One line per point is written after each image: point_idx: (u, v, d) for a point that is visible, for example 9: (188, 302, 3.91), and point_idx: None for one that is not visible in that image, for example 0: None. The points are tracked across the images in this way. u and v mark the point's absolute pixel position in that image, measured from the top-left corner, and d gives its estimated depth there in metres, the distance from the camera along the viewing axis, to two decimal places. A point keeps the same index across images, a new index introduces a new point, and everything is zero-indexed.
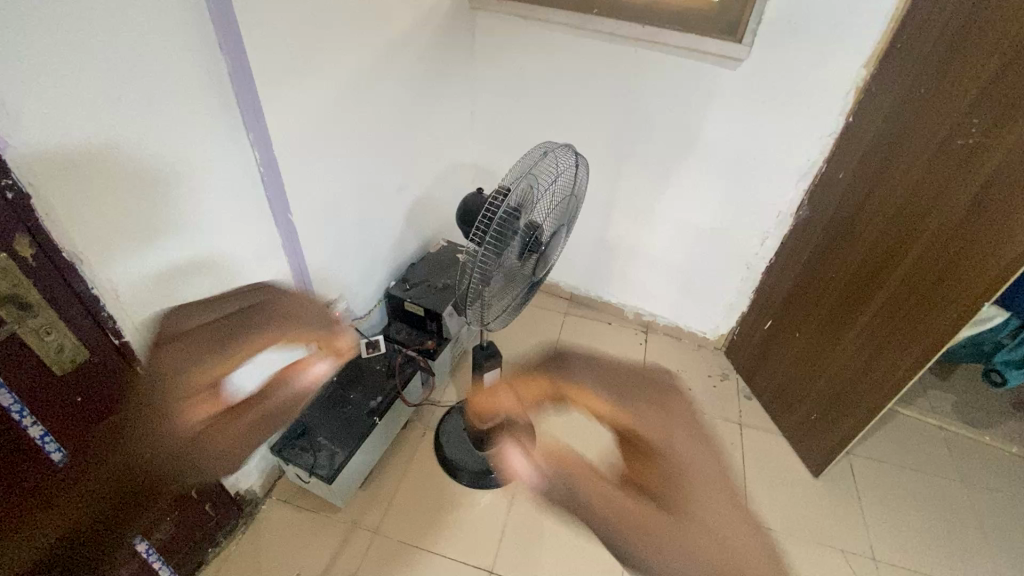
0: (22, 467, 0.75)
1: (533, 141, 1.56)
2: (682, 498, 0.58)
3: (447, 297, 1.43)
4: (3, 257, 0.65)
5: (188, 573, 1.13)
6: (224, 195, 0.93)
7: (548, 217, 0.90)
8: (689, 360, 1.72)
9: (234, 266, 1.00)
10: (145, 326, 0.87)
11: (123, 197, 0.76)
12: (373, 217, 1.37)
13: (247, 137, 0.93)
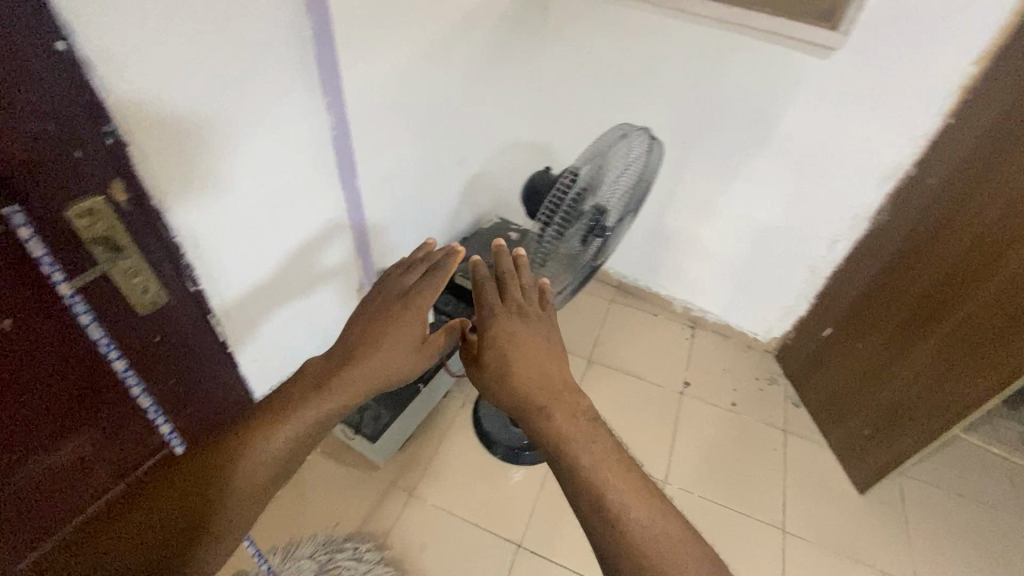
0: (103, 394, 0.82)
1: (596, 122, 1.51)
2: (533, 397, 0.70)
3: None
4: (98, 199, 0.70)
5: None
6: (299, 157, 0.96)
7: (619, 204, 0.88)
8: (736, 360, 1.67)
9: (302, 225, 1.04)
10: (219, 276, 0.91)
11: (209, 154, 0.80)
12: (432, 188, 1.37)
13: (324, 100, 0.94)
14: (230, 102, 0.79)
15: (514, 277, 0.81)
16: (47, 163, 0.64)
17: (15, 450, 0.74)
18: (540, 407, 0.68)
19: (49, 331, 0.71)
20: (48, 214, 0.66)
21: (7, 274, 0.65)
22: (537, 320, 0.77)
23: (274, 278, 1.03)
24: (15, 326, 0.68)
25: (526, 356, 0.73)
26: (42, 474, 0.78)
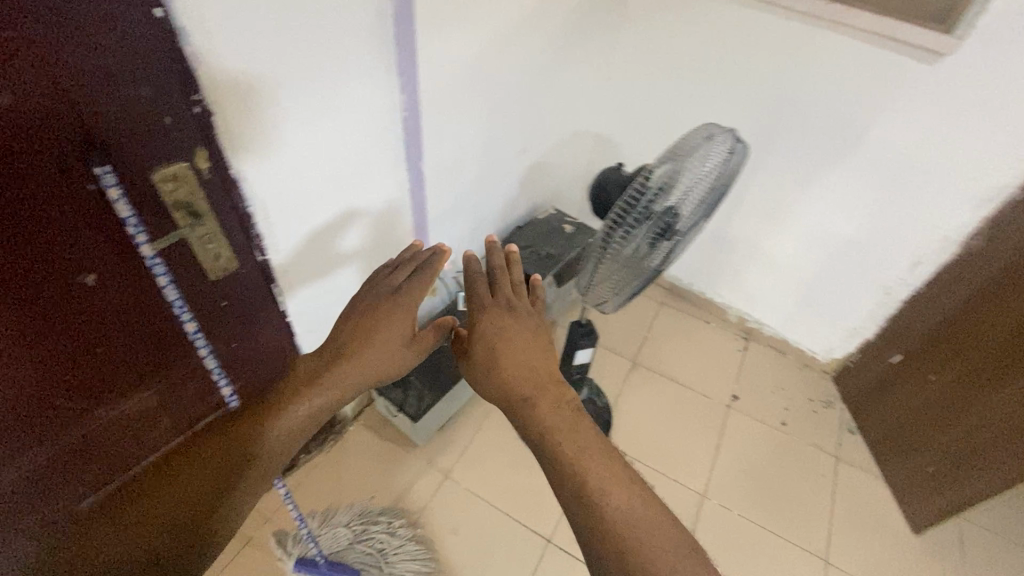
0: (170, 351, 0.85)
1: (666, 118, 1.45)
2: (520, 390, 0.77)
3: (549, 266, 1.41)
4: (183, 166, 0.71)
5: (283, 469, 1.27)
6: (371, 137, 0.97)
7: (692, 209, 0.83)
8: (790, 378, 1.59)
9: (365, 203, 1.05)
10: (282, 244, 0.94)
11: (285, 127, 0.82)
12: (491, 175, 1.36)
13: (398, 81, 0.94)
14: (309, 78, 0.81)
15: (504, 275, 0.90)
16: (140, 127, 0.65)
17: (89, 397, 0.78)
18: (528, 398, 0.75)
19: (128, 287, 0.75)
20: (136, 178, 0.67)
21: (95, 233, 0.67)
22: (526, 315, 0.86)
23: (332, 252, 1.06)
24: (99, 281, 0.71)
25: (512, 346, 0.82)
26: (112, 422, 0.83)
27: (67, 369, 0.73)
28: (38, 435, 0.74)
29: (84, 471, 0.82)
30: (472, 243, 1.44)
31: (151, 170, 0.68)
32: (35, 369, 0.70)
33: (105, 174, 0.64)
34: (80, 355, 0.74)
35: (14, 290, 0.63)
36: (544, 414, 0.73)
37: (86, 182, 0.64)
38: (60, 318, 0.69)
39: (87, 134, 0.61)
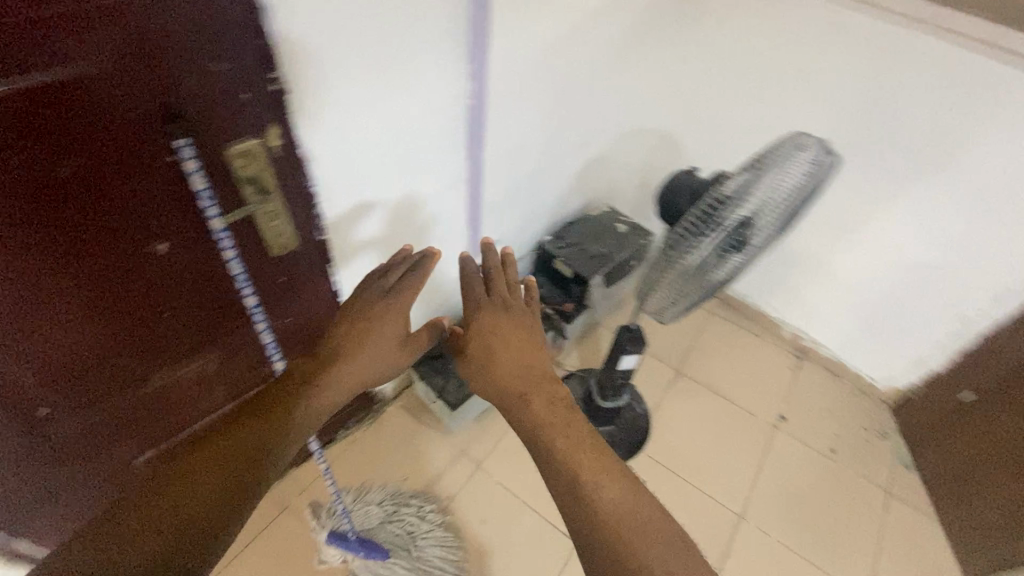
0: (230, 321, 0.88)
1: (737, 119, 1.38)
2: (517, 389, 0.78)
3: (598, 265, 1.38)
4: (255, 142, 0.71)
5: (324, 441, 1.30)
6: (435, 123, 0.96)
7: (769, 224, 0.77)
8: (844, 403, 1.51)
9: (422, 188, 1.04)
10: (340, 226, 0.93)
11: (355, 110, 0.82)
12: (549, 167, 1.33)
13: (467, 67, 0.93)
14: (382, 62, 0.80)
15: (500, 274, 0.90)
16: (216, 102, 0.65)
17: (151, 360, 0.81)
18: (522, 394, 0.77)
19: (195, 257, 0.77)
20: (210, 152, 0.68)
21: (168, 203, 0.69)
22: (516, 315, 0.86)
23: (387, 239, 1.05)
24: (168, 249, 0.73)
25: (507, 344, 0.83)
26: (172, 384, 0.86)
27: (133, 331, 0.76)
28: (103, 392, 0.78)
29: (142, 425, 0.87)
30: (522, 235, 1.42)
31: (224, 145, 0.69)
32: (106, 327, 0.73)
33: (184, 147, 0.65)
34: (146, 318, 0.77)
35: (91, 251, 0.66)
36: (538, 410, 0.75)
37: (163, 153, 0.65)
38: (130, 281, 0.72)
39: (167, 106, 0.62)
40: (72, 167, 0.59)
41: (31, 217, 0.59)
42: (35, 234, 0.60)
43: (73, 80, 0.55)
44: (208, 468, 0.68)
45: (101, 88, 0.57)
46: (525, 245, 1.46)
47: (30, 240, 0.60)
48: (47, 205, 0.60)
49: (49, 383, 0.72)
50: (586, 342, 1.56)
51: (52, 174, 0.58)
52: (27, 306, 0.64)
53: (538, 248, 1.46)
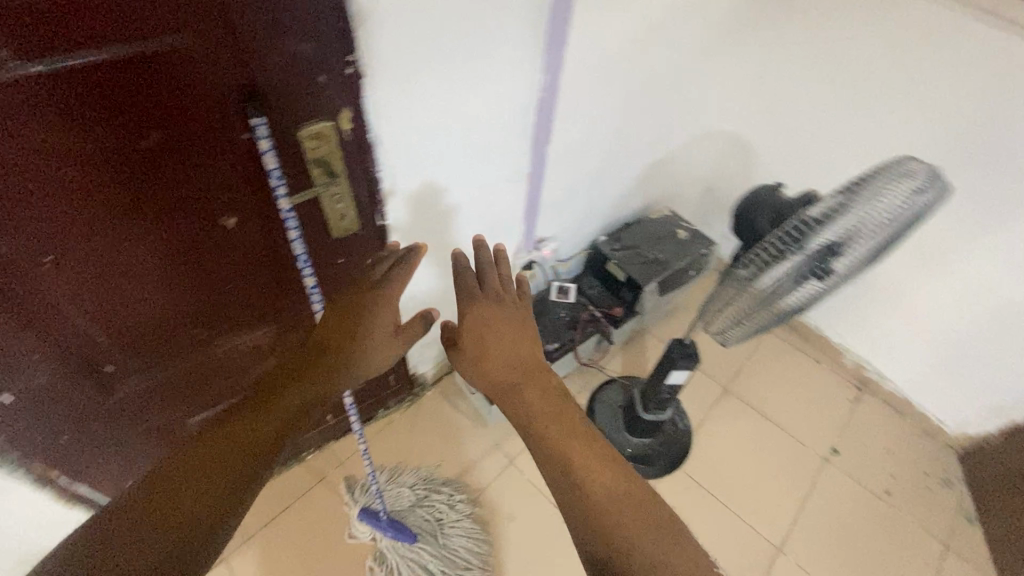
0: (285, 298, 0.89)
1: (820, 129, 1.28)
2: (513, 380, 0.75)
3: (654, 272, 1.33)
4: (328, 125, 0.71)
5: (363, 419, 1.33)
6: (503, 114, 0.93)
7: (857, 256, 0.70)
8: (905, 444, 1.41)
9: (483, 179, 1.02)
10: (400, 212, 0.93)
11: (425, 96, 0.80)
12: (612, 166, 1.28)
13: (543, 59, 0.90)
14: (457, 49, 0.78)
15: (490, 268, 0.82)
16: (293, 82, 0.65)
17: (207, 328, 0.83)
18: (514, 385, 0.74)
19: (260, 233, 0.78)
20: (283, 131, 0.68)
21: (239, 178, 0.70)
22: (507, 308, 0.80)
23: (444, 229, 1.04)
24: (236, 223, 0.75)
25: (502, 339, 0.78)
26: (223, 351, 0.89)
27: (191, 299, 0.78)
28: (160, 353, 0.81)
29: (199, 388, 0.90)
30: (578, 233, 1.38)
31: (297, 125, 0.69)
32: (172, 294, 0.76)
33: (260, 127, 0.64)
34: (210, 288, 0.79)
35: (162, 220, 0.68)
36: (531, 400, 0.73)
37: (238, 129, 0.66)
38: (197, 252, 0.74)
39: (245, 83, 0.62)
40: (153, 138, 0.61)
41: (113, 184, 0.61)
42: (115, 201, 0.63)
43: (161, 51, 0.55)
44: (190, 482, 0.65)
45: (186, 61, 0.57)
46: (579, 243, 1.42)
47: (111, 206, 0.63)
48: (127, 173, 0.62)
49: (119, 342, 0.76)
50: (632, 348, 1.51)
51: (134, 144, 0.60)
52: (103, 268, 0.67)
53: (592, 248, 1.42)
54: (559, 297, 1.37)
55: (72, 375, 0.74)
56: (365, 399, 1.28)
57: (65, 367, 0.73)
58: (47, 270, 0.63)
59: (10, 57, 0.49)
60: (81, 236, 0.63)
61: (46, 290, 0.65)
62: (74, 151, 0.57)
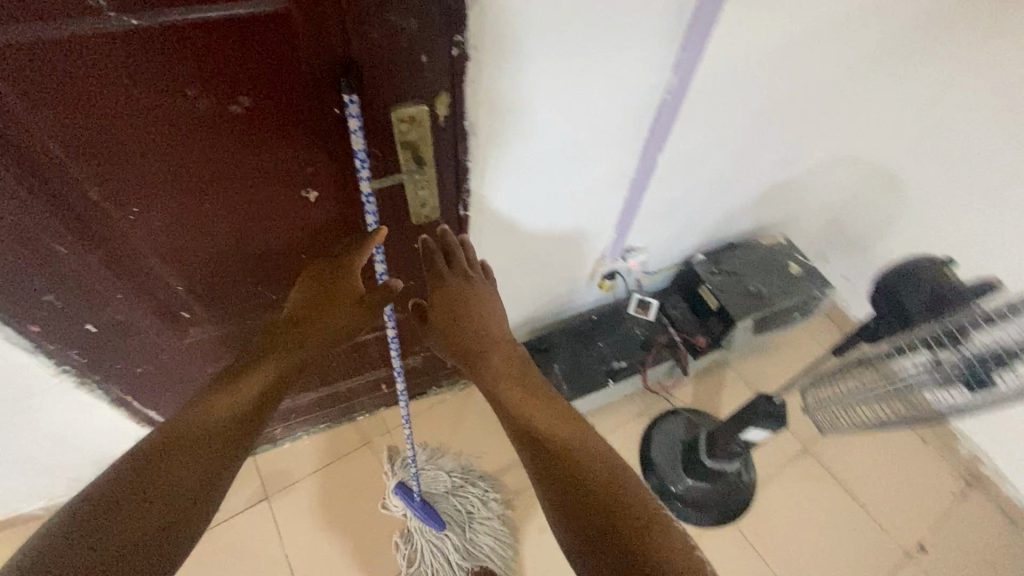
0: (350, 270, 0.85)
1: (1001, 178, 1.04)
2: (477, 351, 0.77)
3: (752, 307, 1.18)
4: (424, 109, 0.65)
5: (414, 393, 1.32)
6: (616, 113, 0.83)
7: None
8: (1014, 561, 1.19)
9: (579, 181, 0.93)
10: (483, 205, 0.87)
11: (533, 85, 0.72)
12: (728, 182, 1.13)
13: (676, 58, 0.78)
14: (579, 37, 0.69)
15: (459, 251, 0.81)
16: (394, 60, 0.59)
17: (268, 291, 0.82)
18: (481, 351, 0.77)
19: (339, 210, 0.75)
20: (376, 110, 0.64)
21: (325, 154, 0.67)
22: (462, 287, 0.79)
23: (527, 226, 0.97)
24: (316, 198, 0.72)
25: (469, 319, 0.78)
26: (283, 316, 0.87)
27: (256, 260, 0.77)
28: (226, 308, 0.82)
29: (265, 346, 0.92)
30: (673, 248, 1.26)
31: (392, 107, 0.64)
32: (248, 256, 0.76)
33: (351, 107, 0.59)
34: (284, 255, 0.78)
35: (236, 183, 0.66)
36: (496, 365, 0.76)
37: (331, 105, 0.62)
38: (275, 219, 0.72)
39: (345, 58, 0.57)
40: (244, 105, 0.58)
41: (201, 144, 0.60)
42: (194, 159, 0.61)
43: (258, 13, 0.51)
44: (163, 456, 0.54)
45: (285, 28, 0.53)
46: (672, 258, 1.29)
47: (196, 166, 0.62)
48: (215, 136, 0.60)
49: (195, 293, 0.77)
50: (706, 379, 1.39)
51: (225, 109, 0.58)
52: (185, 224, 0.67)
53: (685, 267, 1.29)
54: (637, 312, 1.27)
55: (151, 318, 0.77)
56: (421, 375, 1.28)
57: (145, 310, 0.75)
58: (134, 219, 0.64)
59: (112, 9, 0.47)
60: (167, 190, 0.63)
61: (130, 238, 0.66)
62: (160, 106, 0.55)
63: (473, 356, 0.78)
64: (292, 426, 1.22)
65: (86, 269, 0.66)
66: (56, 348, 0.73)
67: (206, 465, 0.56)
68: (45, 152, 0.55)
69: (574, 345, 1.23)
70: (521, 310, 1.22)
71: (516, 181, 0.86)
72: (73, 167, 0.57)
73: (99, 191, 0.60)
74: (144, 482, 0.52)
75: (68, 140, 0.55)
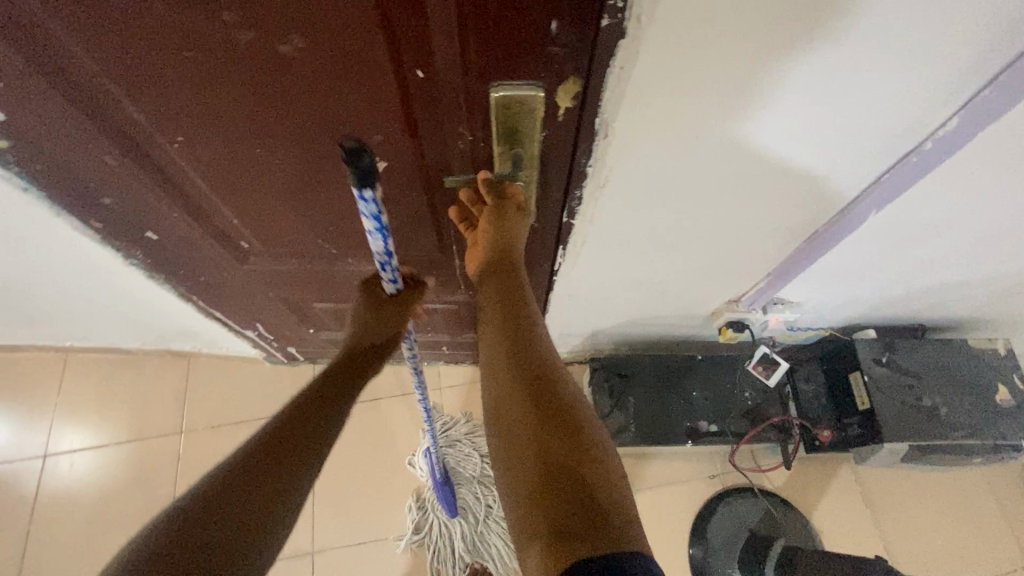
0: (393, 212, 0.69)
1: None
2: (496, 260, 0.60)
3: (916, 433, 0.87)
4: (540, 97, 0.47)
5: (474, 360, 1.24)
6: (822, 145, 0.57)
7: None
8: None
9: (738, 211, 0.69)
10: (596, 215, 0.68)
11: (715, 85, 0.49)
12: (963, 266, 0.78)
13: (968, 93, 0.49)
14: (809, 27, 0.43)
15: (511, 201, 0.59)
16: (507, 18, 0.41)
17: (321, 235, 0.73)
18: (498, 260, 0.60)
19: (407, 181, 0.62)
20: (474, 80, 0.47)
21: (399, 125, 0.53)
22: (504, 210, 0.59)
23: (647, 247, 0.76)
24: (384, 167, 0.60)
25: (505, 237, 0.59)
26: (337, 262, 0.79)
27: (312, 206, 0.67)
28: (279, 241, 0.75)
29: (325, 289, 0.88)
30: (838, 315, 0.95)
31: (496, 83, 0.47)
32: (307, 209, 0.68)
33: (364, 204, 0.44)
34: (346, 217, 0.69)
35: (286, 126, 0.54)
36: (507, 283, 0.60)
37: (409, 66, 0.47)
38: (336, 179, 0.62)
39: (437, 8, 0.41)
40: (298, 46, 0.45)
41: (246, 83, 0.49)
42: (240, 93, 0.50)
43: None
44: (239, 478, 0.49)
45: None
46: (829, 325, 0.98)
47: (242, 107, 0.52)
48: (262, 80, 0.49)
49: (250, 228, 0.73)
50: (810, 469, 1.12)
51: (275, 47, 0.45)
52: (234, 164, 0.60)
53: (844, 342, 0.98)
54: (755, 370, 1.01)
55: (211, 243, 0.75)
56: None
57: (201, 223, 0.71)
58: (177, 145, 0.58)
59: None
60: (212, 128, 0.55)
61: (178, 157, 0.60)
62: (194, 27, 0.44)
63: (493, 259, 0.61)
64: None
65: (137, 183, 0.63)
66: (123, 237, 0.73)
67: (278, 479, 0.50)
68: (81, 64, 0.49)
69: (662, 382, 1.03)
70: (613, 326, 1.02)
71: (648, 196, 0.65)
72: (110, 83, 0.50)
73: (140, 111, 0.54)
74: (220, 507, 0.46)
75: (98, 44, 0.46)
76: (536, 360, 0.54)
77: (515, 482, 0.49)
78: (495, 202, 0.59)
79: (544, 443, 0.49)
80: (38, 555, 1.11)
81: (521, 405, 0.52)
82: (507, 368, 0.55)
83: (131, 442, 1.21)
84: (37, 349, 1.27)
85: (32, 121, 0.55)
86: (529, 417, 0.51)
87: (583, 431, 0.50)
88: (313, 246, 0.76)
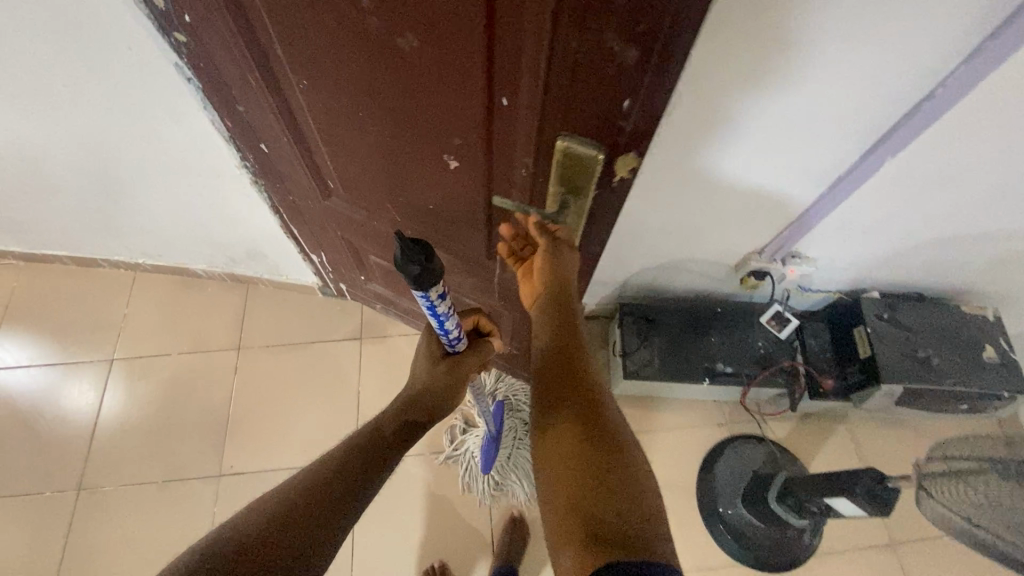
0: (453, 202, 0.76)
1: None
2: (553, 288, 0.72)
3: (910, 376, 0.99)
4: (598, 158, 0.58)
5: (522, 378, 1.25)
6: (860, 90, 0.68)
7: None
8: None
9: (774, 158, 0.80)
10: (656, 148, 0.79)
11: (774, 34, 0.61)
12: (963, 228, 0.90)
13: (968, 53, 0.62)
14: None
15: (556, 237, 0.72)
16: (589, 79, 0.50)
17: (390, 196, 0.82)
18: (556, 290, 0.72)
19: (473, 185, 0.71)
20: (552, 103, 0.53)
21: (473, 128, 0.60)
22: (557, 248, 0.72)
23: (694, 190, 0.88)
24: (455, 166, 0.68)
25: (556, 273, 0.72)
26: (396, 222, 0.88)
27: (388, 171, 0.75)
28: (355, 187, 0.85)
29: (386, 249, 0.97)
30: (850, 274, 1.06)
31: (565, 136, 0.57)
32: (385, 171, 0.76)
33: (422, 299, 0.59)
34: (415, 188, 0.77)
35: (386, 102, 0.62)
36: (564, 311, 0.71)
37: (498, 94, 0.55)
38: (415, 162, 0.71)
39: (533, 50, 0.48)
40: (412, 43, 0.52)
41: (370, 66, 0.57)
42: (357, 65, 0.58)
43: None
44: (273, 530, 0.53)
45: (481, 6, 0.45)
46: (839, 285, 1.10)
47: (361, 83, 0.61)
48: (377, 60, 0.56)
49: (338, 175, 0.83)
50: (813, 424, 1.24)
51: (395, 38, 0.52)
52: (338, 116, 0.69)
53: (851, 302, 1.10)
54: (770, 323, 1.13)
55: (305, 174, 0.86)
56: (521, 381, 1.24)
57: (303, 147, 0.81)
58: (303, 88, 0.67)
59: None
60: (329, 84, 0.64)
61: (299, 96, 0.69)
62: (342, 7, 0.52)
63: (552, 288, 0.72)
64: (391, 310, 1.30)
65: (267, 104, 0.74)
66: (243, 139, 0.85)
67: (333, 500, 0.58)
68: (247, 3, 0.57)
69: (686, 328, 1.14)
70: (647, 275, 1.14)
71: (704, 134, 0.77)
72: (269, 24, 0.59)
73: (285, 54, 0.62)
74: (287, 526, 0.54)
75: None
76: (580, 395, 0.64)
77: (553, 479, 0.58)
78: (548, 241, 0.72)
79: (580, 465, 0.57)
80: (103, 448, 1.21)
81: (564, 429, 0.61)
82: (554, 396, 0.65)
83: (191, 355, 1.31)
84: (108, 266, 1.38)
85: (203, 28, 0.65)
86: (571, 442, 0.60)
87: (615, 457, 0.57)
88: (381, 201, 0.84)
